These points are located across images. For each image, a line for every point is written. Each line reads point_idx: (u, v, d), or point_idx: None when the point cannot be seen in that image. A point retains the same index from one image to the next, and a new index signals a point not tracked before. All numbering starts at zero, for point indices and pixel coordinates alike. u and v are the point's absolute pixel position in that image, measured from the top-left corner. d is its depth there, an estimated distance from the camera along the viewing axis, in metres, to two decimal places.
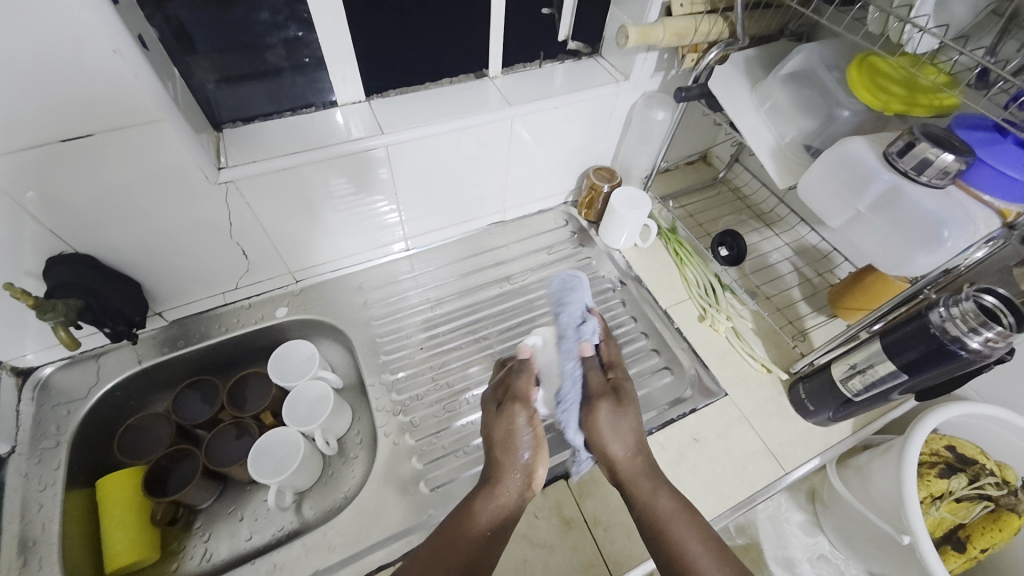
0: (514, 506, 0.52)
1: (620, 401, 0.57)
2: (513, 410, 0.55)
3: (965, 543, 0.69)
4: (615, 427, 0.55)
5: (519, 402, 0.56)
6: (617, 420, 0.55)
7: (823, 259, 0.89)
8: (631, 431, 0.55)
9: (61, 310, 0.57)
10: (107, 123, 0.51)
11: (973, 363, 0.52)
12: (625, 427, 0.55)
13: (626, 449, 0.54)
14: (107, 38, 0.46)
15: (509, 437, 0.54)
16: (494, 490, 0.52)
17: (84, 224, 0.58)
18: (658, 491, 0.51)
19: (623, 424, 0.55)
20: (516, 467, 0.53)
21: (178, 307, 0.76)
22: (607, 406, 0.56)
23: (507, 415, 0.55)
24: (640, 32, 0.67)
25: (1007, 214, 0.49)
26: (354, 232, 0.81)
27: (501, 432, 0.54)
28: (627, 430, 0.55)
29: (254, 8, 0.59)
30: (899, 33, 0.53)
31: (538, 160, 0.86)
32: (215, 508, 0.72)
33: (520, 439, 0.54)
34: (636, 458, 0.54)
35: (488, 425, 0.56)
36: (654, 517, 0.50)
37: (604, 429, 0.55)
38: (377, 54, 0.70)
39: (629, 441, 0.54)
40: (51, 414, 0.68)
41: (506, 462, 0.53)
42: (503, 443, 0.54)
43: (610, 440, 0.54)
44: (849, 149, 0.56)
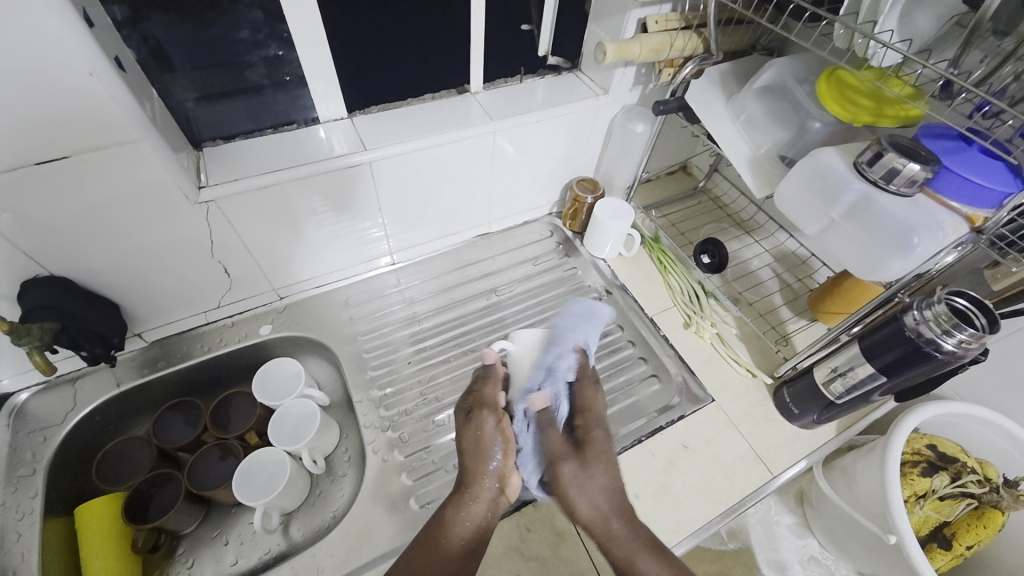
0: (490, 514, 0.52)
1: (586, 460, 0.52)
2: (481, 418, 0.54)
3: (951, 541, 0.71)
4: (584, 487, 0.50)
5: (488, 409, 0.55)
6: (583, 481, 0.51)
7: (802, 264, 0.91)
8: (598, 489, 0.50)
9: (37, 334, 0.56)
10: (84, 144, 0.50)
11: (948, 364, 0.53)
12: (592, 488, 0.50)
13: (595, 509, 0.50)
14: (83, 59, 0.45)
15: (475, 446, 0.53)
16: (467, 498, 0.52)
17: (60, 246, 0.57)
18: (635, 550, 0.48)
19: (592, 482, 0.50)
20: (489, 474, 0.52)
21: (159, 327, 0.75)
22: (571, 469, 0.51)
23: (474, 423, 0.54)
24: (617, 47, 0.69)
25: (974, 220, 0.51)
26: (339, 247, 0.80)
27: (467, 442, 0.54)
28: (596, 493, 0.50)
29: (233, 27, 0.59)
30: (865, 48, 0.55)
31: (522, 173, 0.87)
32: (198, 533, 0.70)
33: (489, 447, 0.53)
34: (611, 520, 0.49)
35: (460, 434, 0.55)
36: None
37: (572, 493, 0.50)
38: (358, 71, 0.70)
39: (600, 501, 0.50)
40: (27, 441, 0.66)
41: (468, 474, 0.52)
42: (472, 453, 0.53)
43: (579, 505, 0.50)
44: (821, 160, 0.58)
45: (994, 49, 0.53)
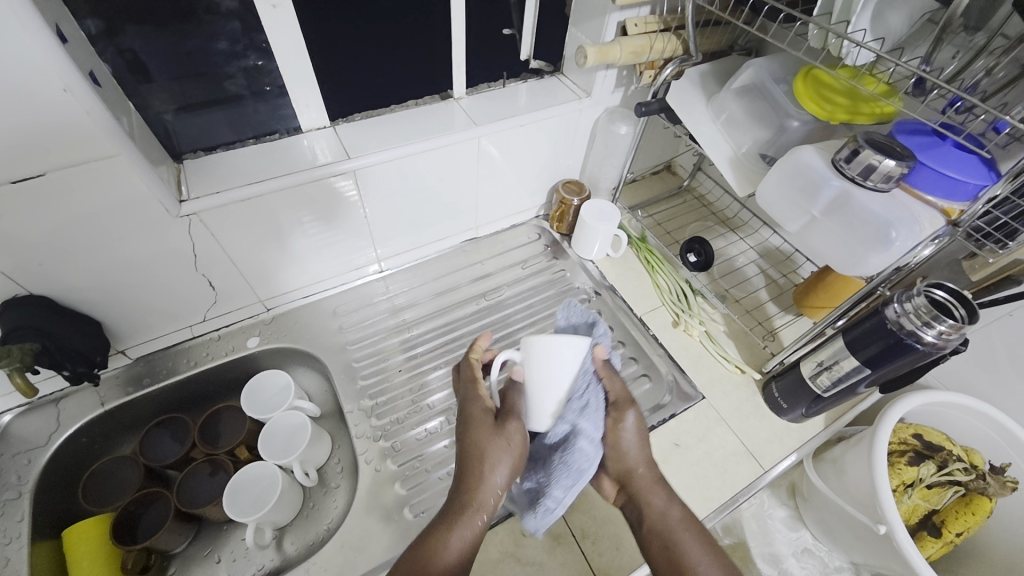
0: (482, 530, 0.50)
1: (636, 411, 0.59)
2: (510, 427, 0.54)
3: (939, 528, 0.72)
4: (634, 437, 0.58)
5: (512, 416, 0.55)
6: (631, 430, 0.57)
7: (786, 260, 0.92)
8: (642, 438, 0.58)
9: (17, 355, 0.55)
10: (62, 160, 0.49)
11: (930, 354, 0.54)
12: (635, 438, 0.58)
13: (638, 456, 0.57)
14: (57, 75, 0.45)
15: (492, 459, 0.52)
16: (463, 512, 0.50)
17: (38, 264, 0.56)
18: (666, 497, 0.55)
19: (639, 435, 0.58)
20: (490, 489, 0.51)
21: (143, 343, 0.73)
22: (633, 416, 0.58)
23: (497, 435, 0.53)
24: (598, 51, 0.69)
25: (951, 213, 0.52)
26: (326, 256, 0.80)
27: (487, 454, 0.52)
28: (640, 442, 0.58)
29: (211, 38, 0.58)
30: (839, 47, 0.56)
31: (508, 177, 0.87)
32: (189, 552, 0.69)
33: (501, 463, 0.52)
34: (648, 470, 0.57)
35: (474, 438, 0.54)
36: (663, 528, 0.53)
37: (622, 442, 0.57)
38: (339, 79, 0.70)
39: (644, 450, 0.58)
40: (11, 464, 0.65)
41: (483, 480, 0.51)
42: (488, 465, 0.52)
43: (627, 451, 0.57)
44: (800, 158, 0.59)
45: (966, 44, 0.55)
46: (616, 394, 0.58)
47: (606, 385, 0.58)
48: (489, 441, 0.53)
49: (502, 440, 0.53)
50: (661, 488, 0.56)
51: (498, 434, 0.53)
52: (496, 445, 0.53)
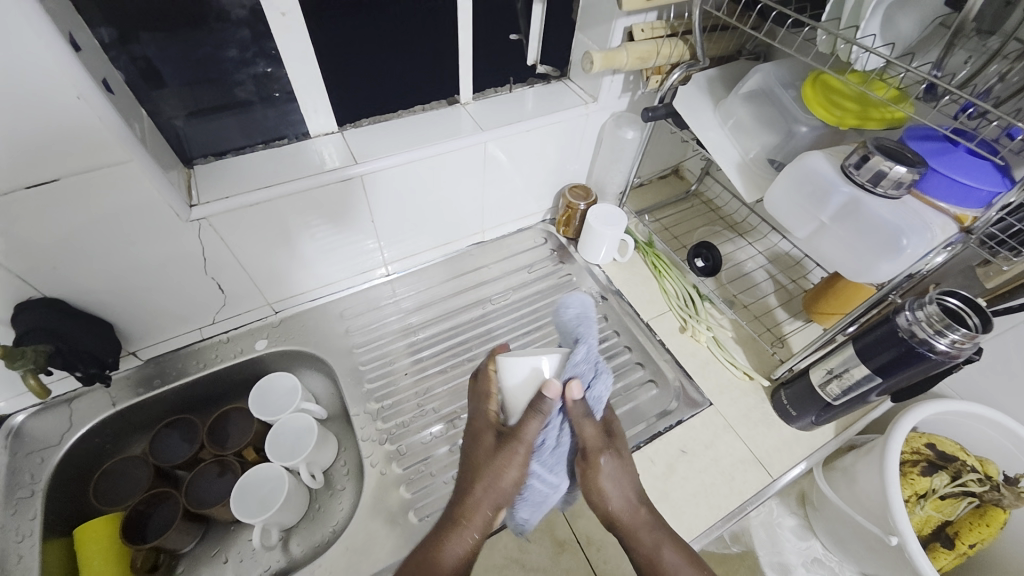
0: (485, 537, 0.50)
1: (617, 452, 0.54)
2: (512, 447, 0.50)
3: (953, 540, 0.71)
4: (615, 479, 0.53)
5: (519, 443, 0.50)
6: (613, 475, 0.52)
7: (796, 265, 0.91)
8: (625, 482, 0.53)
9: (31, 357, 0.56)
10: (76, 166, 0.50)
11: (942, 363, 0.53)
12: (615, 483, 0.52)
13: (625, 498, 0.52)
14: (71, 83, 0.46)
15: (497, 477, 0.50)
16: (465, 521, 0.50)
17: (52, 266, 0.57)
18: (655, 539, 0.51)
19: (621, 476, 0.53)
20: (492, 499, 0.50)
21: (154, 345, 0.75)
22: (609, 462, 0.52)
23: (502, 449, 0.51)
24: (604, 56, 0.69)
25: (964, 219, 0.51)
26: (334, 260, 0.80)
27: (492, 471, 0.50)
28: (622, 484, 0.53)
29: (221, 46, 0.59)
30: (847, 52, 0.56)
31: (514, 181, 0.87)
32: (198, 552, 0.70)
33: (509, 471, 0.50)
34: (637, 513, 0.53)
35: (479, 453, 0.52)
36: (655, 575, 0.50)
37: (601, 489, 0.52)
38: (347, 85, 0.71)
39: (628, 491, 0.53)
40: (25, 463, 0.66)
41: (488, 496, 0.50)
42: (494, 482, 0.50)
43: (606, 497, 0.52)
44: (808, 163, 0.59)
45: (979, 49, 0.54)
46: (588, 441, 0.52)
47: (577, 431, 0.52)
48: (494, 459, 0.50)
49: (510, 457, 0.50)
50: (649, 530, 0.52)
51: (506, 452, 0.50)
52: (503, 462, 0.50)
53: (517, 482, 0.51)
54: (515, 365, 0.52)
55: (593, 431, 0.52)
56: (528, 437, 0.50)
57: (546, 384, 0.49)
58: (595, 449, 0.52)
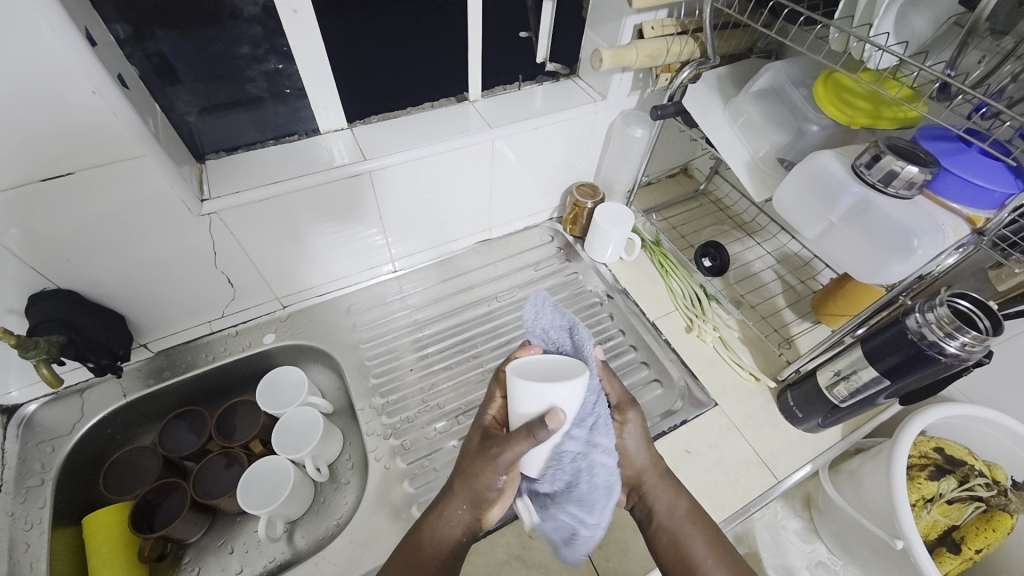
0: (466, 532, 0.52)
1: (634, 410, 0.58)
2: (489, 457, 0.48)
3: (959, 545, 0.69)
4: (637, 437, 0.56)
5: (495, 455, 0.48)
6: (637, 432, 0.56)
7: (805, 266, 0.90)
8: (643, 439, 0.56)
9: (43, 347, 0.57)
10: (89, 160, 0.51)
11: (952, 366, 0.53)
12: (638, 439, 0.55)
13: (645, 455, 0.56)
14: (86, 79, 0.46)
15: (471, 477, 0.50)
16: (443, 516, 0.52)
17: (65, 259, 0.58)
18: (673, 493, 0.56)
19: (643, 434, 0.56)
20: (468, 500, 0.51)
21: (164, 338, 0.75)
22: (636, 416, 0.56)
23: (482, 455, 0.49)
24: (613, 54, 0.69)
25: (976, 221, 0.51)
26: (342, 256, 0.81)
27: (468, 469, 0.50)
28: (645, 443, 0.56)
29: (234, 43, 0.60)
30: (860, 51, 0.55)
31: (522, 179, 0.87)
32: (204, 542, 0.70)
33: (488, 477, 0.49)
34: (656, 469, 0.56)
35: (468, 451, 0.52)
36: (670, 525, 0.54)
37: (629, 447, 0.55)
38: (357, 83, 0.71)
39: (648, 448, 0.56)
40: (36, 452, 0.67)
41: (461, 493, 0.50)
42: (470, 482, 0.50)
43: (630, 456, 0.55)
44: (819, 163, 0.58)
45: (992, 49, 0.53)
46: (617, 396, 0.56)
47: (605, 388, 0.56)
48: (473, 460, 0.50)
49: (487, 465, 0.49)
50: (667, 487, 0.56)
51: (483, 459, 0.49)
52: (478, 467, 0.49)
53: (492, 486, 0.50)
54: (529, 394, 0.45)
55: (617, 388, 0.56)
56: (510, 456, 0.47)
57: (551, 413, 0.45)
58: (624, 404, 0.56)
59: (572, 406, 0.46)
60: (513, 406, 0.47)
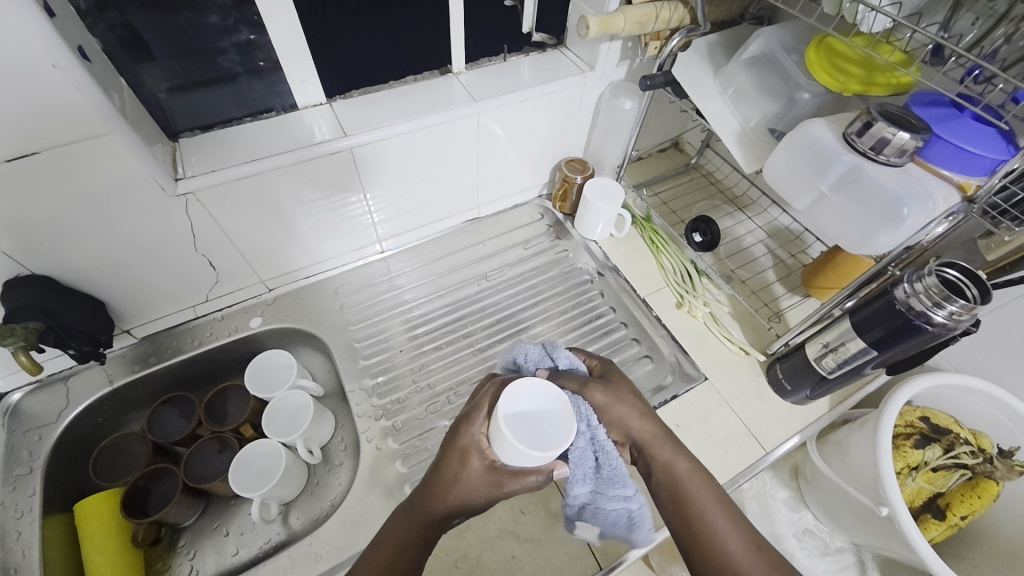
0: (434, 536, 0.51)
1: (606, 384, 0.53)
2: (504, 485, 0.46)
3: (944, 511, 0.71)
4: (620, 403, 0.52)
5: (513, 483, 0.46)
6: (614, 402, 0.52)
7: (796, 240, 0.90)
8: (627, 405, 0.52)
9: (21, 334, 0.55)
10: (53, 140, 0.49)
11: (939, 335, 0.53)
12: (623, 405, 0.52)
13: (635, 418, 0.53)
14: (44, 51, 0.44)
15: (469, 500, 0.47)
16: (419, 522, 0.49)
17: (38, 243, 0.56)
18: (671, 452, 0.53)
19: (621, 400, 0.53)
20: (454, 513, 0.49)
21: (148, 323, 0.74)
22: (599, 393, 0.52)
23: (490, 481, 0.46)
24: (600, 21, 0.67)
25: (967, 188, 0.50)
26: (327, 237, 0.79)
27: (468, 496, 0.47)
28: (629, 406, 0.53)
29: (201, 12, 0.57)
30: (852, 13, 0.53)
31: (510, 155, 0.85)
32: (199, 525, 0.71)
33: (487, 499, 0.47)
34: (651, 427, 0.53)
35: (458, 474, 0.47)
36: (672, 483, 0.51)
37: (613, 414, 0.52)
38: (335, 55, 0.69)
39: (636, 410, 0.53)
40: (23, 440, 0.66)
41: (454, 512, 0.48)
42: (466, 500, 0.47)
43: (620, 424, 0.52)
44: (810, 132, 0.57)
45: (986, 11, 0.52)
46: (577, 382, 0.52)
47: (564, 382, 0.53)
48: (475, 488, 0.47)
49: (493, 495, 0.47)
50: (665, 446, 0.53)
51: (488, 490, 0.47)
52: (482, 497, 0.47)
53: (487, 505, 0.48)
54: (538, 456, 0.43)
55: (577, 374, 0.53)
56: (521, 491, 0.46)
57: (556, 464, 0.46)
58: (587, 383, 0.52)
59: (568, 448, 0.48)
60: (510, 457, 0.44)
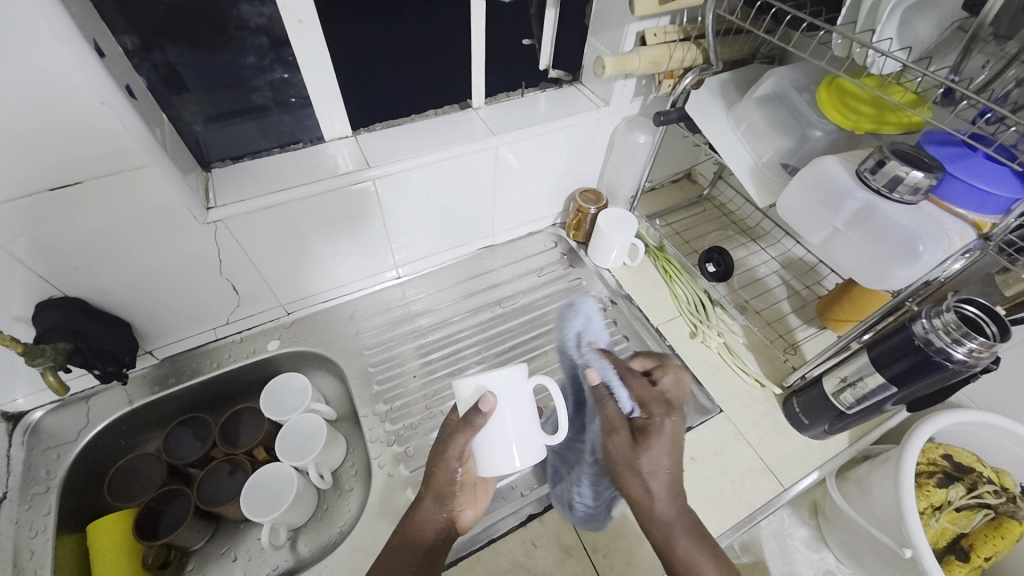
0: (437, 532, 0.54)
1: (640, 438, 0.52)
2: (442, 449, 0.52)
3: (968, 553, 0.69)
4: (638, 467, 0.51)
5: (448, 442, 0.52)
6: (637, 458, 0.52)
7: (810, 271, 0.90)
8: (648, 471, 0.51)
9: (51, 354, 0.57)
10: (95, 171, 0.52)
11: (960, 373, 0.52)
12: (638, 471, 0.51)
13: (650, 491, 0.51)
14: (93, 90, 0.47)
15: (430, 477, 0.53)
16: (412, 512, 0.55)
17: (74, 267, 0.58)
18: (673, 536, 0.51)
19: (641, 461, 0.51)
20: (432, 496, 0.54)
21: (170, 344, 0.76)
22: (619, 442, 0.52)
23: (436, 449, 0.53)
24: (616, 61, 0.69)
25: (982, 226, 0.50)
26: (346, 262, 0.81)
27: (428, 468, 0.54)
28: (645, 475, 0.51)
29: (240, 53, 0.61)
30: (863, 56, 0.55)
31: (526, 185, 0.87)
32: (208, 550, 0.70)
33: (446, 470, 0.53)
34: (664, 501, 0.51)
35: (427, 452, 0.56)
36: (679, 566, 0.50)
37: (625, 472, 0.52)
38: (361, 91, 0.72)
39: (652, 481, 0.51)
40: (42, 458, 0.67)
41: (430, 497, 0.54)
42: (429, 477, 0.53)
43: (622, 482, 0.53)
44: (823, 168, 0.58)
45: (997, 53, 0.53)
46: (606, 421, 0.54)
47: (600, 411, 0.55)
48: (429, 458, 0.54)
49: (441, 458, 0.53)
50: (667, 531, 0.51)
51: (435, 455, 0.53)
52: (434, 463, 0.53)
53: (450, 481, 0.53)
54: (461, 383, 0.51)
55: (618, 415, 0.54)
56: (457, 447, 0.51)
57: (482, 397, 0.50)
58: (612, 429, 0.53)
59: (503, 388, 0.51)
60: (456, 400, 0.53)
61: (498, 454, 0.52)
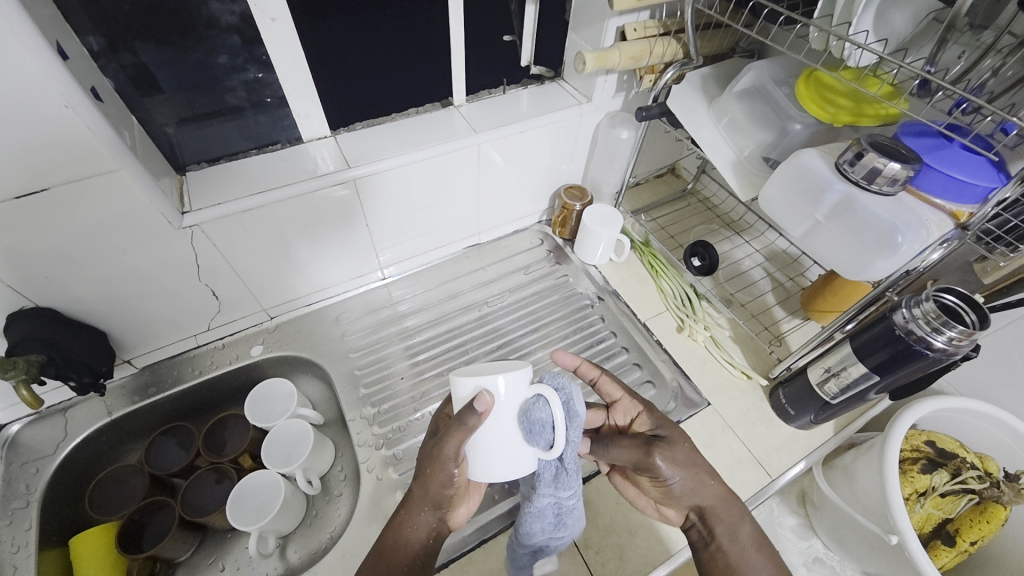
0: (428, 535, 0.52)
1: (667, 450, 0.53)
2: (443, 451, 0.49)
3: (954, 537, 0.69)
4: (681, 466, 0.52)
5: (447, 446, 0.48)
6: (678, 462, 0.52)
7: (793, 263, 0.91)
8: (689, 467, 0.53)
9: (23, 367, 0.55)
10: (64, 175, 0.50)
11: (940, 361, 0.53)
12: (683, 471, 0.52)
13: (695, 479, 0.53)
14: (58, 93, 0.45)
15: (426, 480, 0.50)
16: (401, 515, 0.52)
17: (45, 276, 0.57)
18: (736, 513, 0.54)
19: (680, 464, 0.52)
20: (427, 503, 0.51)
21: (150, 352, 0.74)
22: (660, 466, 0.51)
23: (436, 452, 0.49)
24: (596, 57, 0.69)
25: (960, 216, 0.51)
26: (330, 264, 0.80)
27: (424, 472, 0.50)
28: (688, 470, 0.53)
29: (212, 52, 0.59)
30: (840, 49, 0.56)
31: (510, 182, 0.87)
32: (195, 560, 0.69)
33: (447, 469, 0.49)
34: (711, 482, 0.54)
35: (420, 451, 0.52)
36: (723, 533, 0.53)
37: (671, 482, 0.52)
38: (341, 91, 0.71)
39: (695, 470, 0.53)
40: (20, 473, 0.65)
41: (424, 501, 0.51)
42: (425, 482, 0.50)
43: (684, 492, 0.53)
44: (803, 161, 0.59)
45: (972, 43, 0.54)
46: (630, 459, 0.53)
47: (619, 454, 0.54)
48: (425, 461, 0.50)
49: (437, 462, 0.49)
50: (732, 509, 0.54)
51: (431, 457, 0.50)
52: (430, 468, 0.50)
53: (448, 483, 0.50)
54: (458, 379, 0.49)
55: (632, 452, 0.53)
56: (452, 449, 0.48)
57: (478, 397, 0.47)
58: (641, 464, 0.52)
59: (502, 389, 0.48)
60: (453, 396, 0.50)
61: (489, 457, 0.50)
